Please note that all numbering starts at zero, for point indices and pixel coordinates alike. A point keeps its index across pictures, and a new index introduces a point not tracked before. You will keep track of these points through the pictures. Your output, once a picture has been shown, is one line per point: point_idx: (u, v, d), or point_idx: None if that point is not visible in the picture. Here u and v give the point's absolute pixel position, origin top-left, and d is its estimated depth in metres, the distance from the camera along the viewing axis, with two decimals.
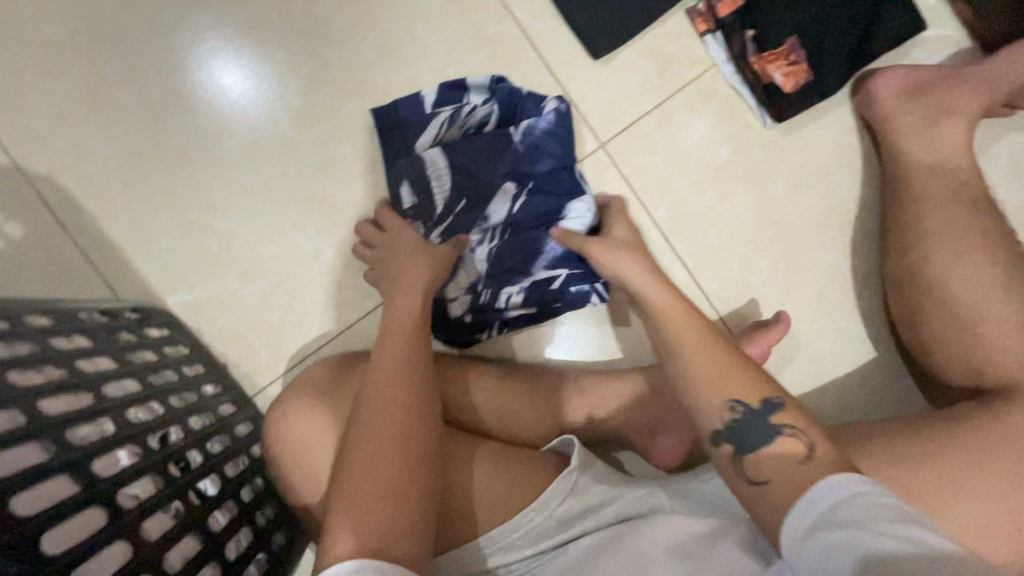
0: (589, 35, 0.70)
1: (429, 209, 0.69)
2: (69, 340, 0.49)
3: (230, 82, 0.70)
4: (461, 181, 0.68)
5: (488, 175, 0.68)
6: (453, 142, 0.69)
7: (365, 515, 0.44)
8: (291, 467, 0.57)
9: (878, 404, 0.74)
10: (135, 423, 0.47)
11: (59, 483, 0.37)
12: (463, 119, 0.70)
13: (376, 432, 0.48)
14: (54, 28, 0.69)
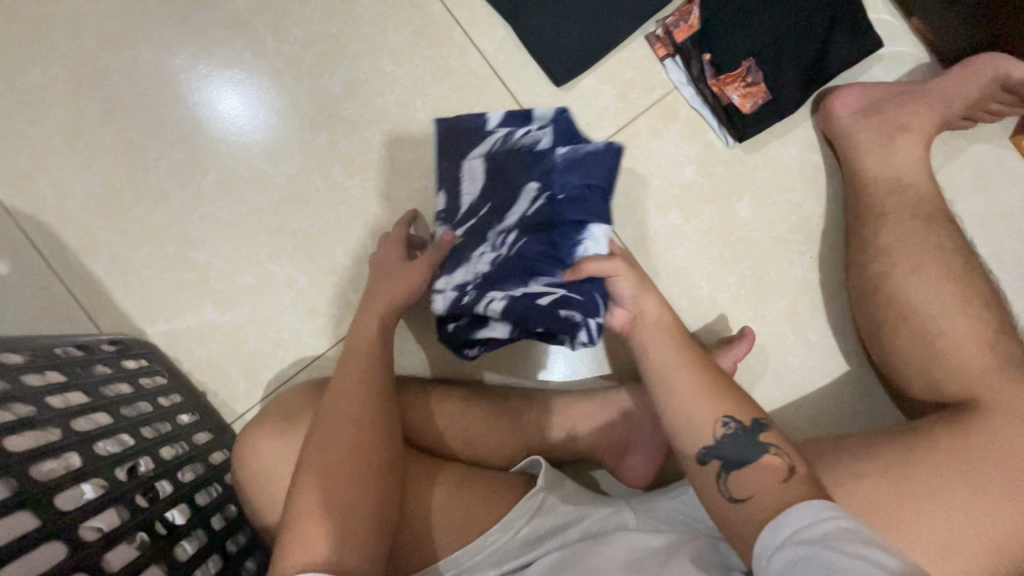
0: (550, 63, 0.73)
1: (455, 208, 0.62)
2: (42, 376, 0.51)
3: (226, 106, 0.73)
4: (491, 187, 0.60)
5: (516, 178, 0.58)
6: (497, 151, 0.61)
7: (314, 532, 0.45)
8: (260, 494, 0.58)
9: (851, 417, 0.74)
10: (104, 455, 0.49)
11: (20, 517, 0.38)
12: (516, 138, 0.61)
13: (328, 453, 0.49)
14: (38, 74, 0.72)
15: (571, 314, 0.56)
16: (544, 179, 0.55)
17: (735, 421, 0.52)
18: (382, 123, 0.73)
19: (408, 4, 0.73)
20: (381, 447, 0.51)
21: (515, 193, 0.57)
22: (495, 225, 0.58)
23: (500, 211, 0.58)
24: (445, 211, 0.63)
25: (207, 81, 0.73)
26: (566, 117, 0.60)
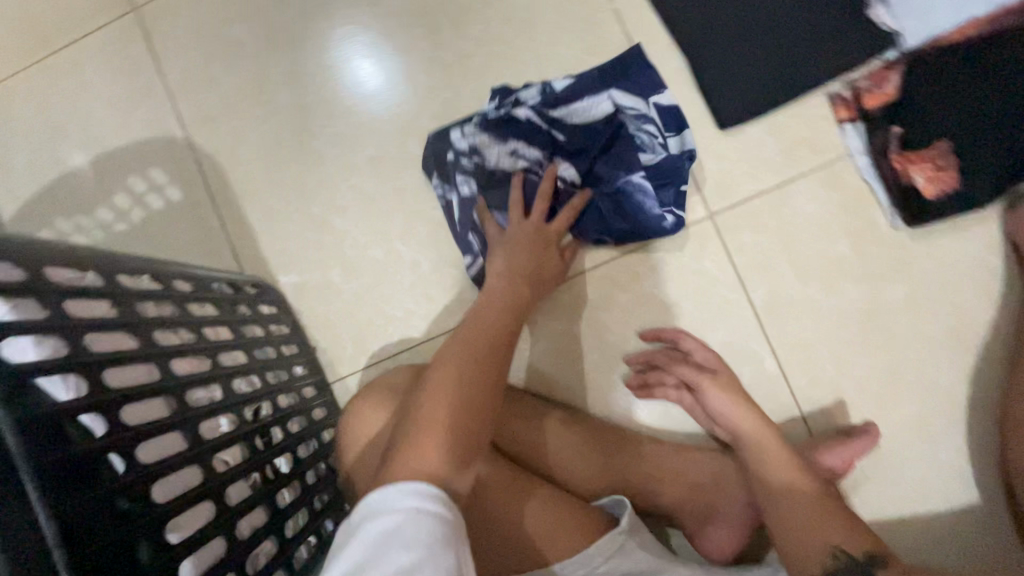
0: (719, 105, 0.70)
1: (562, 100, 0.71)
2: (203, 308, 0.57)
3: (365, 74, 0.77)
4: (593, 128, 0.70)
5: (595, 151, 0.70)
6: (624, 118, 0.70)
7: (430, 445, 0.44)
8: (356, 461, 0.60)
9: (967, 553, 0.66)
10: (238, 393, 0.53)
11: (172, 438, 0.43)
12: (644, 128, 0.70)
13: (450, 371, 0.50)
14: (242, 30, 0.79)
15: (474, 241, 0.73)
16: (596, 179, 0.70)
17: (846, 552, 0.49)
18: None
19: (587, 20, 0.73)
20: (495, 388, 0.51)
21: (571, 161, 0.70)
22: (545, 152, 0.71)
23: (562, 152, 0.71)
24: (543, 110, 0.71)
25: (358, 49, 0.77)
26: (686, 163, 0.69)
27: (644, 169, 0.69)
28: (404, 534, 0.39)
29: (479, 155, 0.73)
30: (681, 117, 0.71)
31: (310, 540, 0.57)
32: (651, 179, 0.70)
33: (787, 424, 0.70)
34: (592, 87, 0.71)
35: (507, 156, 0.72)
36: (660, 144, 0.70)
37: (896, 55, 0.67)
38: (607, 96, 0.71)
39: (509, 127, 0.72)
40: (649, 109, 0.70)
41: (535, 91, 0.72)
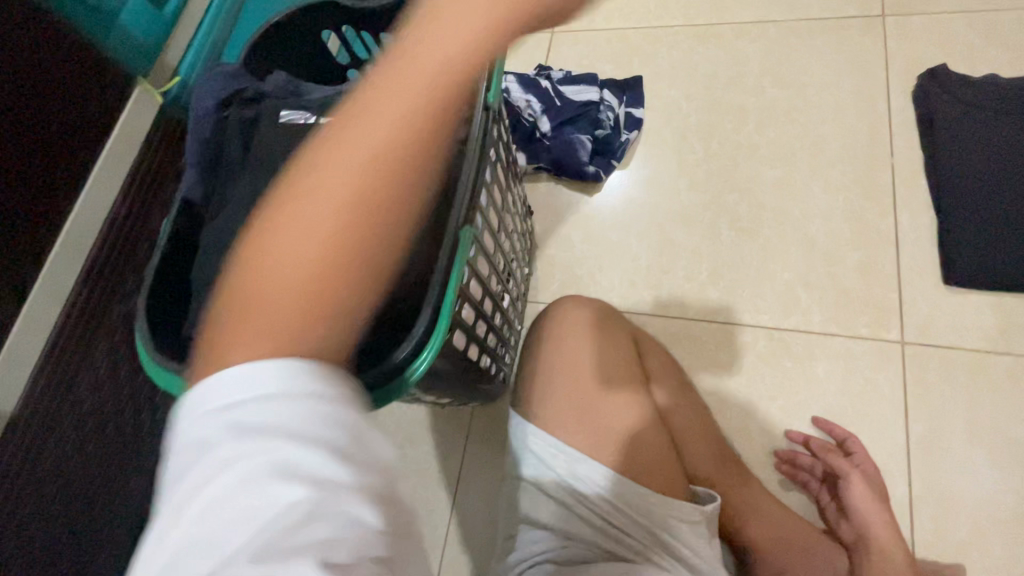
0: (954, 264, 0.80)
1: (564, 81, 1.09)
2: (516, 182, 0.83)
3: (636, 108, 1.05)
4: (554, 90, 1.08)
5: (557, 105, 1.06)
6: (557, 79, 1.09)
7: (285, 244, 0.28)
8: (541, 348, 0.76)
9: None
10: (512, 236, 0.77)
11: (496, 217, 0.67)
12: (579, 92, 1.07)
13: (341, 194, 0.28)
14: (609, 69, 1.12)
15: None
16: (542, 112, 1.06)
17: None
18: (781, 215, 0.91)
19: (865, 162, 0.91)
20: (354, 273, 0.28)
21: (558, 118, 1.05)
22: (543, 107, 1.06)
23: (544, 104, 1.06)
24: (558, 84, 1.08)
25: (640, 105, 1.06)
26: (629, 140, 1.03)
27: (591, 134, 1.03)
28: (305, 422, 0.26)
29: (507, 94, 1.08)
30: (639, 127, 1.04)
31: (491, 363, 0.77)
32: (593, 144, 1.02)
33: None
34: (590, 82, 1.08)
35: (527, 106, 1.06)
36: (611, 128, 1.03)
37: None
38: (596, 91, 1.06)
39: (539, 90, 1.07)
40: (619, 108, 1.05)
41: (560, 75, 1.10)
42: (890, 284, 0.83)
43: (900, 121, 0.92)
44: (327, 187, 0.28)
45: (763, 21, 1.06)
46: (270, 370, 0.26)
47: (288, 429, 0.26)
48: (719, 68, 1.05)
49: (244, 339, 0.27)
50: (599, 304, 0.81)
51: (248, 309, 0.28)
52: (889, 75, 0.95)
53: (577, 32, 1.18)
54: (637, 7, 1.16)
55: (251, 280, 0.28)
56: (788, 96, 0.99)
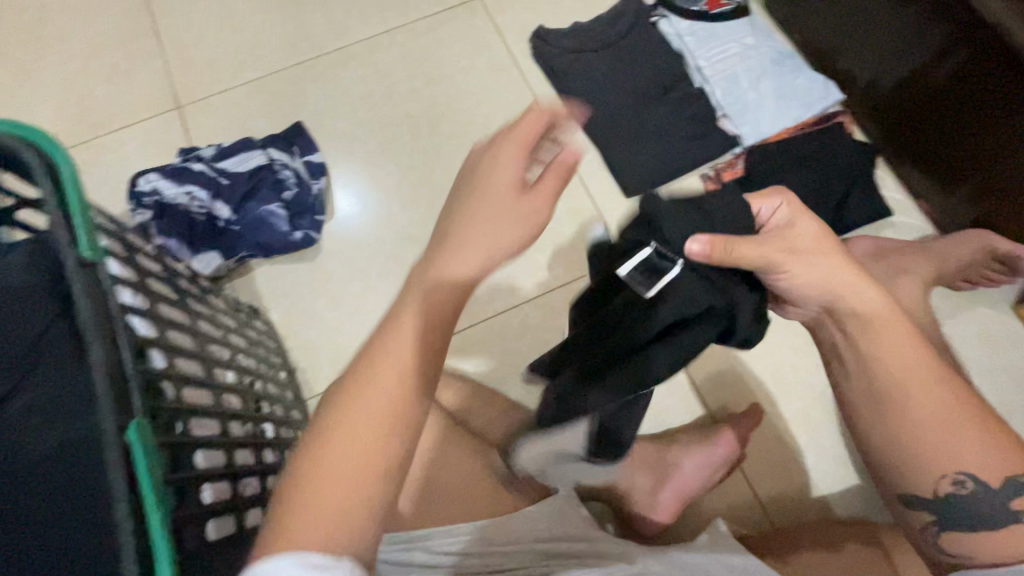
0: (625, 178, 0.95)
1: (219, 156, 0.96)
2: (214, 299, 0.69)
3: (315, 157, 0.99)
4: (212, 169, 0.94)
5: (225, 185, 0.93)
6: (207, 156, 0.96)
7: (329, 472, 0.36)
8: None
9: (849, 517, 0.79)
10: (237, 361, 0.64)
11: (192, 364, 0.53)
12: (240, 162, 0.95)
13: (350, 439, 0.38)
14: (264, 124, 1.03)
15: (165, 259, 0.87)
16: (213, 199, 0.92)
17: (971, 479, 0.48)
18: None
19: None
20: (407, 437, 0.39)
21: (233, 197, 0.93)
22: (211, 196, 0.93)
23: (209, 188, 0.93)
24: (213, 162, 0.95)
25: (315, 153, 0.99)
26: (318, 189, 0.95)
27: (280, 201, 0.93)
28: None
29: (158, 196, 0.91)
30: (325, 172, 0.98)
31: None
32: (286, 210, 0.93)
33: (698, 420, 0.83)
34: (248, 147, 0.96)
35: (190, 200, 0.91)
36: (296, 184, 0.95)
37: (740, 150, 0.96)
38: (261, 153, 0.96)
39: (186, 176, 0.93)
40: (294, 162, 0.97)
41: (212, 150, 0.97)
42: (579, 212, 0.95)
43: (536, 79, 1.03)
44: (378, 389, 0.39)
45: (387, 30, 1.08)
46: (291, 571, 0.32)
47: (361, 513, 0.35)
48: (371, 87, 1.04)
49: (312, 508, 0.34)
50: None
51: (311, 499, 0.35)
52: (508, 46, 1.06)
53: (209, 98, 1.04)
54: (260, 52, 1.07)
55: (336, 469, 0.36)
56: (443, 89, 1.04)
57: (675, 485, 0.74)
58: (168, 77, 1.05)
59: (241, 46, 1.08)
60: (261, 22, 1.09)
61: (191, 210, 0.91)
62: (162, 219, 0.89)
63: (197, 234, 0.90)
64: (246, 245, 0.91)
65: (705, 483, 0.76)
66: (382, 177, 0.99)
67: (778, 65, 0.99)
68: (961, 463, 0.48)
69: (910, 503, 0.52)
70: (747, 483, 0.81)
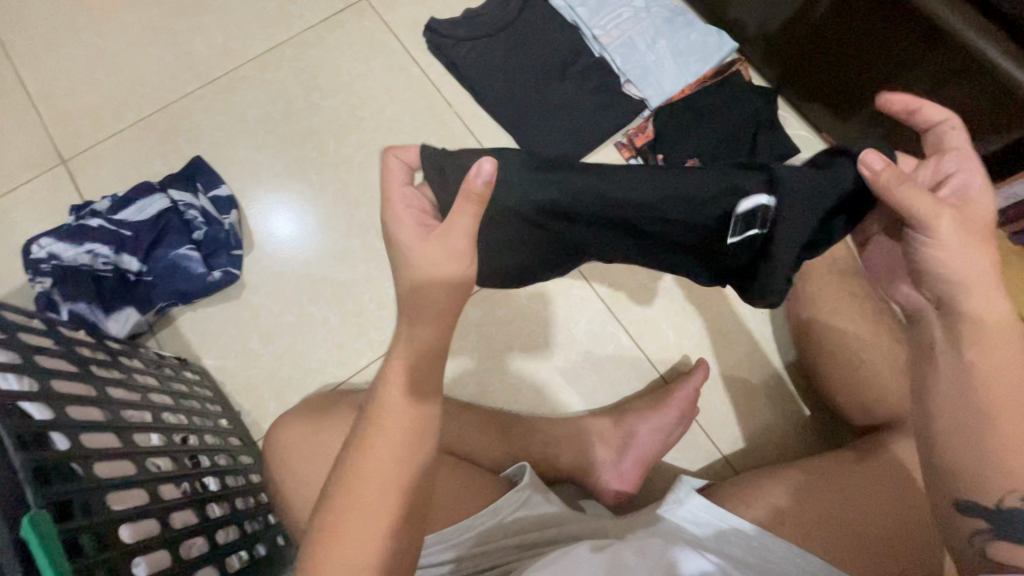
0: (542, 159, 0.95)
1: (116, 207, 0.90)
2: (130, 360, 0.66)
3: (220, 190, 0.94)
4: (110, 222, 0.88)
5: (129, 236, 0.88)
6: (102, 210, 0.90)
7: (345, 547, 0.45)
8: (290, 491, 0.65)
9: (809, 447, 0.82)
10: (165, 421, 0.61)
11: (106, 436, 0.50)
12: (141, 209, 0.90)
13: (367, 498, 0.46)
14: (161, 164, 0.97)
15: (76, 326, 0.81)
16: (117, 254, 0.87)
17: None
18: None
19: (437, 122, 0.99)
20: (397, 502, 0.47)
21: (140, 248, 0.88)
22: (116, 250, 0.87)
23: (111, 243, 0.87)
24: (110, 214, 0.89)
25: (220, 185, 0.95)
26: (230, 224, 0.91)
27: (191, 243, 0.89)
28: None
29: (55, 260, 0.85)
30: (234, 203, 0.94)
31: (247, 551, 0.62)
32: (200, 251, 0.89)
33: (650, 385, 0.85)
34: (146, 192, 0.91)
35: (93, 257, 0.86)
36: (206, 223, 0.90)
37: (649, 113, 0.97)
38: (162, 196, 0.91)
39: (84, 234, 0.87)
40: (199, 200, 0.92)
41: (106, 202, 0.91)
42: None
43: (437, 74, 1.02)
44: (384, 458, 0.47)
45: (274, 46, 1.03)
46: None
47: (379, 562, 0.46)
48: (269, 108, 1.00)
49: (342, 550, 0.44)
50: (312, 402, 0.73)
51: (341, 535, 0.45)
52: (404, 43, 1.03)
53: (96, 146, 0.97)
54: (142, 89, 1.01)
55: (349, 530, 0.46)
56: (344, 99, 1.01)
57: (635, 451, 0.76)
58: (45, 131, 0.98)
59: (120, 86, 1.01)
60: (137, 57, 1.03)
61: (95, 269, 0.86)
62: (63, 284, 0.83)
63: (107, 293, 0.85)
64: (163, 295, 0.87)
65: (664, 445, 0.77)
66: (295, 199, 0.95)
67: (670, 23, 1.00)
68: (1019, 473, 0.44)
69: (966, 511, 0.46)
70: (705, 435, 0.83)
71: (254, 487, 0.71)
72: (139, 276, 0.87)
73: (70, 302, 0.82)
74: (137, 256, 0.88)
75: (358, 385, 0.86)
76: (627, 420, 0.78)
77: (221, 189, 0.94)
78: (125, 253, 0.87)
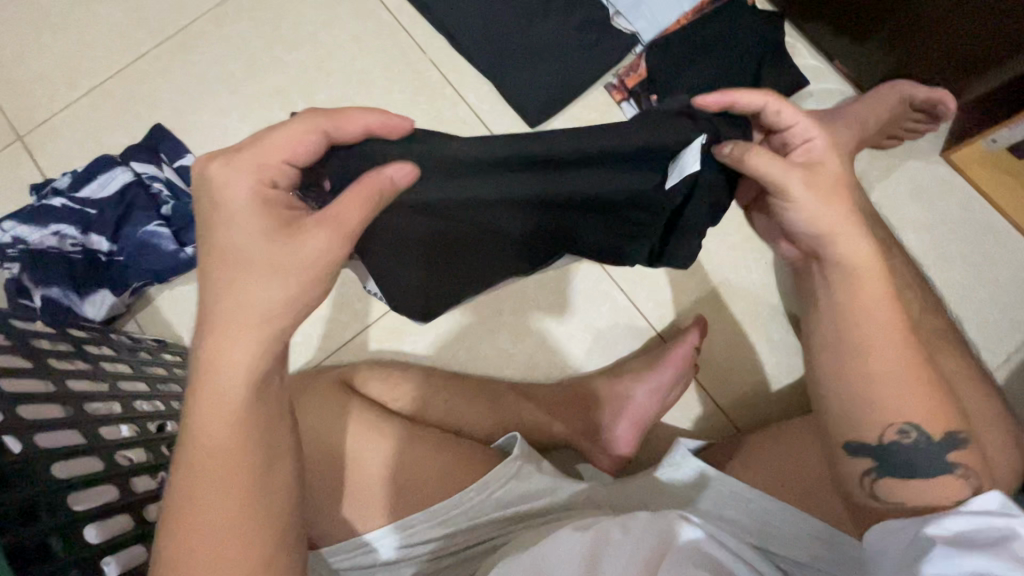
0: (526, 107, 0.88)
1: (77, 184, 0.85)
2: (97, 348, 0.63)
3: (186, 160, 0.89)
4: (73, 200, 0.84)
5: (93, 214, 0.84)
6: (63, 188, 0.85)
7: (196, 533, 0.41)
8: None
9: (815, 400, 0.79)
10: (138, 410, 0.59)
11: (68, 434, 0.48)
12: (103, 185, 0.85)
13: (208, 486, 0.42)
14: (121, 135, 0.91)
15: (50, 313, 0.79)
16: (84, 234, 0.83)
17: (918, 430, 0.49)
18: None
19: (411, 71, 0.91)
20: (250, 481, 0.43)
21: (106, 226, 0.83)
22: (82, 230, 0.83)
23: (76, 223, 0.83)
24: (71, 192, 0.85)
25: (184, 155, 0.89)
26: (199, 195, 0.86)
27: (159, 219, 0.84)
28: None
29: (20, 245, 0.82)
30: None
31: None
32: (170, 226, 0.85)
33: (647, 344, 0.81)
34: (107, 166, 0.86)
35: (61, 239, 0.82)
36: (173, 196, 0.85)
37: (641, 48, 0.88)
38: (124, 169, 0.86)
39: (47, 215, 0.83)
40: (163, 172, 0.87)
41: (68, 179, 0.86)
42: None
43: (407, 17, 0.93)
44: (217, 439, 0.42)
45: None
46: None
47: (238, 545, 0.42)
48: (229, 65, 0.93)
49: (200, 547, 0.41)
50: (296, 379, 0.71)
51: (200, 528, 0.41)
52: None
53: (52, 119, 0.92)
54: (93, 53, 0.94)
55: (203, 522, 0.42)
56: (309, 51, 0.93)
57: (631, 414, 0.74)
58: None
59: (69, 50, 0.94)
60: (83, 17, 0.95)
61: (63, 251, 0.82)
62: (31, 269, 0.80)
63: (79, 276, 0.82)
64: (136, 275, 0.83)
65: (661, 406, 0.75)
66: None
67: None
68: (905, 410, 0.49)
69: (854, 452, 0.52)
70: (704, 392, 0.80)
71: None
72: (109, 256, 0.84)
73: (40, 287, 0.79)
74: (105, 235, 0.83)
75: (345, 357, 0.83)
76: (622, 383, 0.75)
77: (186, 158, 0.89)
78: (92, 233, 0.83)
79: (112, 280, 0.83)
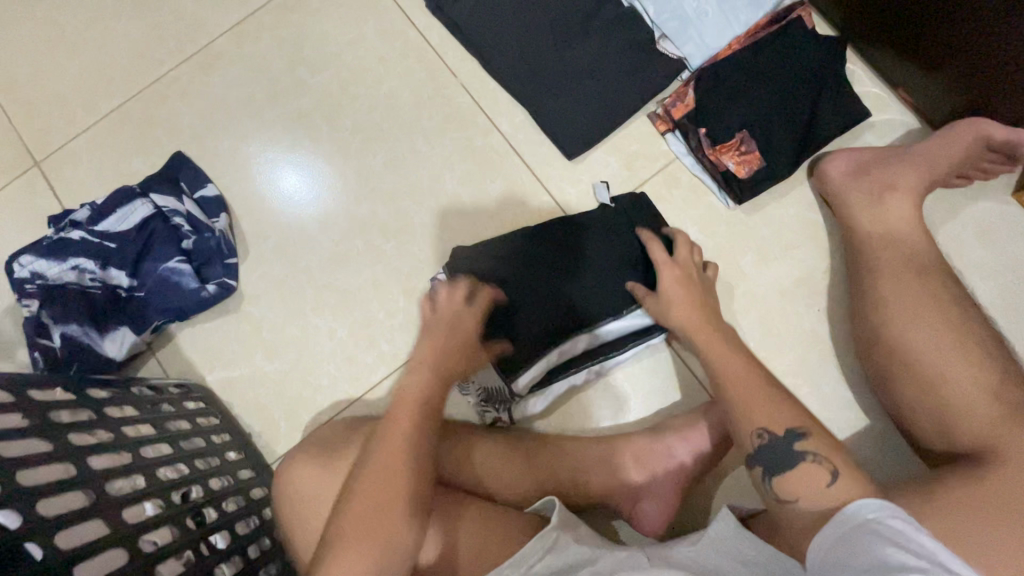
0: (562, 137, 0.82)
1: (95, 215, 0.82)
2: (120, 409, 0.60)
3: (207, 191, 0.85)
4: (92, 233, 0.81)
5: (113, 249, 0.80)
6: (82, 220, 0.82)
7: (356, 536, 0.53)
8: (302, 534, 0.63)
9: (870, 462, 0.73)
10: (163, 479, 0.56)
11: (91, 526, 0.45)
12: (122, 217, 0.81)
13: (374, 493, 0.55)
14: (140, 162, 0.88)
15: (69, 353, 0.76)
16: (103, 269, 0.80)
17: (767, 429, 0.54)
18: (415, 194, 0.84)
19: (441, 96, 0.86)
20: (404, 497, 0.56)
21: (126, 262, 0.80)
22: (100, 265, 0.80)
23: (94, 258, 0.80)
24: (89, 224, 0.81)
25: (205, 185, 0.85)
26: (221, 230, 0.83)
27: (180, 254, 0.81)
28: None
29: (38, 280, 0.79)
30: (224, 204, 0.85)
31: None
32: (191, 262, 0.82)
33: (689, 395, 0.77)
34: (127, 197, 0.82)
35: (80, 274, 0.79)
36: (194, 230, 0.82)
37: (688, 74, 0.82)
38: (144, 201, 0.82)
39: (66, 249, 0.80)
40: (184, 203, 0.83)
41: (86, 211, 0.82)
42: (517, 186, 0.84)
43: (437, 38, 0.87)
44: (391, 452, 0.58)
45: (250, 13, 0.90)
46: None
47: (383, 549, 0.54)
48: (251, 89, 0.88)
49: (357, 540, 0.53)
50: (329, 433, 0.69)
51: (351, 533, 0.54)
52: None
53: (68, 145, 0.88)
54: (111, 74, 0.90)
55: (361, 522, 0.54)
56: (334, 73, 0.88)
57: (672, 476, 0.70)
58: (11, 130, 0.89)
59: (85, 71, 0.90)
60: (100, 36, 0.91)
61: (82, 288, 0.79)
62: (49, 307, 0.77)
63: (97, 314, 0.79)
64: (157, 313, 0.80)
65: (704, 467, 0.71)
66: (291, 197, 0.86)
67: None
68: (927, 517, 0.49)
69: None
70: None
71: (267, 527, 0.67)
72: (129, 293, 0.81)
73: (59, 326, 0.76)
74: (124, 270, 0.80)
75: (371, 403, 0.80)
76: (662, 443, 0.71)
77: (207, 189, 0.85)
78: (112, 268, 0.80)
79: (133, 318, 0.80)
